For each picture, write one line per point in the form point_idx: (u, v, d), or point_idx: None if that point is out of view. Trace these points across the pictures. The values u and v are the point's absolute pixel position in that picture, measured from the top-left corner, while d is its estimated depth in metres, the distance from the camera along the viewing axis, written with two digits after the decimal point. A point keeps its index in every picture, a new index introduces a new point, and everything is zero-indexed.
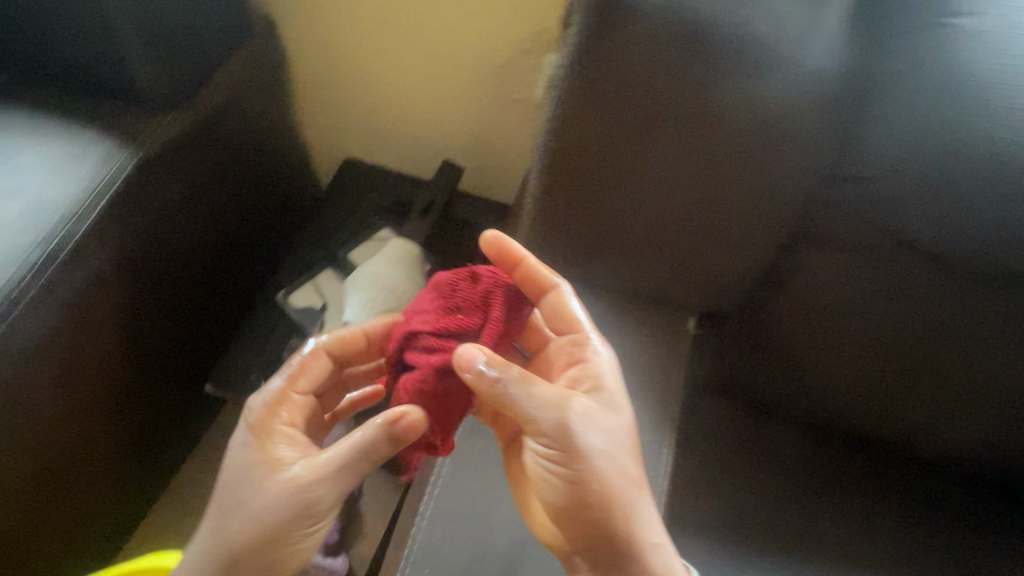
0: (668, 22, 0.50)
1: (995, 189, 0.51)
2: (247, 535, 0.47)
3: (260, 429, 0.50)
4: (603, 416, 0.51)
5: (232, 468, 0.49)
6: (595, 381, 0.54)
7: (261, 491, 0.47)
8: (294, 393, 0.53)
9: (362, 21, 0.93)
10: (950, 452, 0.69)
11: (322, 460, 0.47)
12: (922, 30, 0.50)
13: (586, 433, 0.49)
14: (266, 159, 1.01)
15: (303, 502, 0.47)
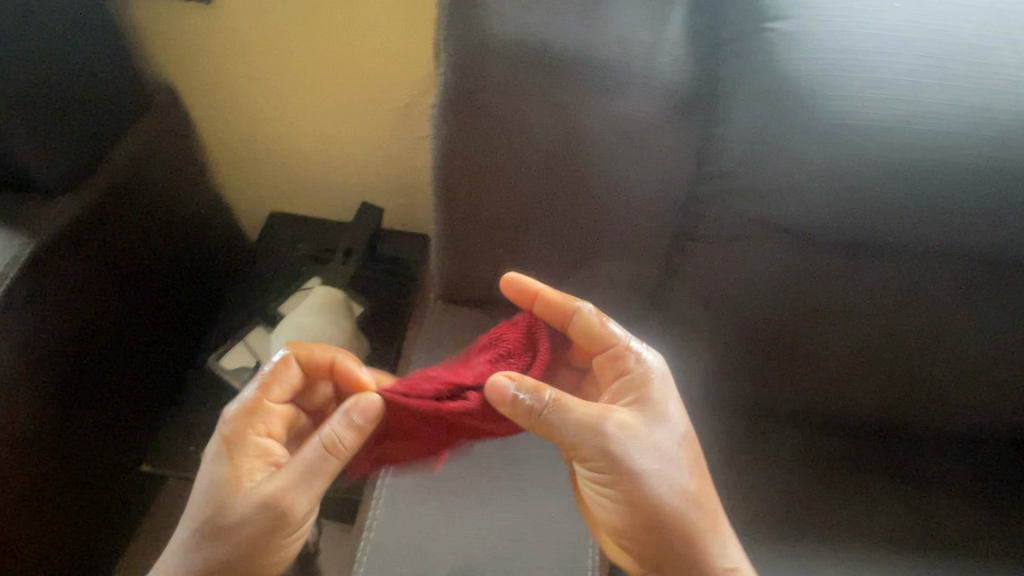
0: (517, 56, 0.53)
1: (848, 174, 0.52)
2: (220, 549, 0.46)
3: (231, 440, 0.48)
4: (648, 431, 0.50)
5: (200, 485, 0.48)
6: (641, 392, 0.52)
7: (232, 503, 0.46)
8: (267, 403, 0.51)
9: (258, 81, 0.94)
10: (861, 414, 0.73)
11: (293, 462, 0.47)
12: (744, 35, 0.53)
13: (634, 452, 0.49)
14: (184, 224, 1.01)
15: (276, 509, 0.46)
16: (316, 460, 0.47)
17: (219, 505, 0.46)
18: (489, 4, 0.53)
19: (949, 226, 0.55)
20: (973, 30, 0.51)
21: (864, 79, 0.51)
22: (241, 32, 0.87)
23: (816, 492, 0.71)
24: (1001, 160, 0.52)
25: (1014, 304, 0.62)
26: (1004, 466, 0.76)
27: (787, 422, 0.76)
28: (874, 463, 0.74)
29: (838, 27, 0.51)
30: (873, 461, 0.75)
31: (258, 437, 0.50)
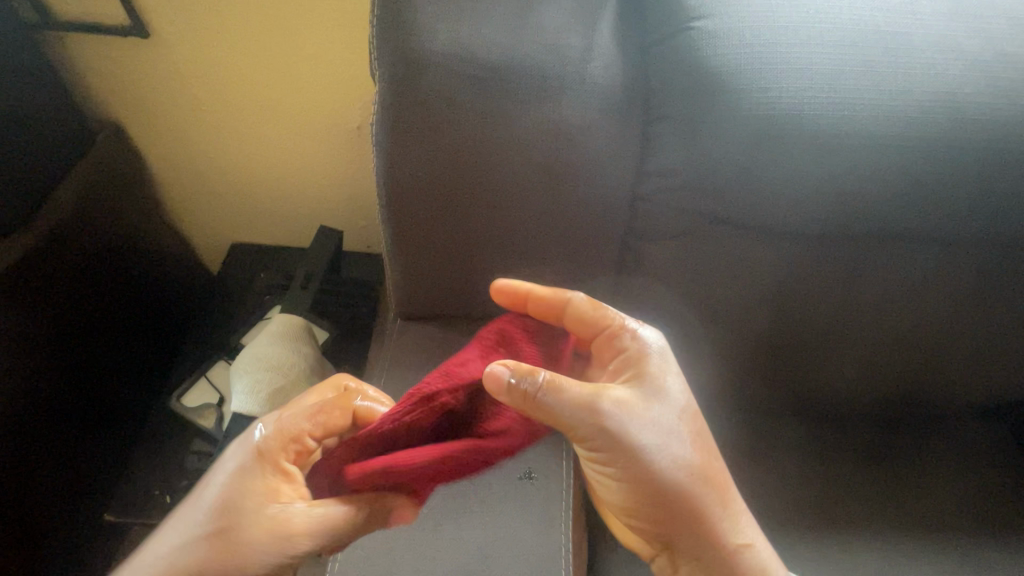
0: (449, 70, 0.54)
1: (777, 164, 0.54)
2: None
3: (268, 458, 0.44)
4: (647, 407, 0.45)
5: (213, 495, 0.42)
6: (639, 368, 0.46)
7: (243, 534, 0.41)
8: (306, 434, 0.47)
9: (203, 112, 0.93)
10: (825, 402, 0.74)
11: (324, 512, 0.43)
12: (672, 35, 0.54)
13: (635, 429, 0.43)
14: (142, 263, 1.00)
15: (286, 555, 0.42)
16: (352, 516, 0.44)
17: (226, 531, 0.41)
18: (417, 22, 0.53)
19: (882, 207, 0.56)
20: (887, 17, 0.53)
21: (787, 71, 0.52)
22: (180, 64, 0.86)
23: (789, 482, 0.71)
24: (926, 140, 0.53)
25: (959, 280, 0.63)
26: (971, 439, 0.76)
27: (757, 416, 0.76)
28: (845, 450, 0.75)
29: (757, 23, 0.52)
30: (845, 447, 0.75)
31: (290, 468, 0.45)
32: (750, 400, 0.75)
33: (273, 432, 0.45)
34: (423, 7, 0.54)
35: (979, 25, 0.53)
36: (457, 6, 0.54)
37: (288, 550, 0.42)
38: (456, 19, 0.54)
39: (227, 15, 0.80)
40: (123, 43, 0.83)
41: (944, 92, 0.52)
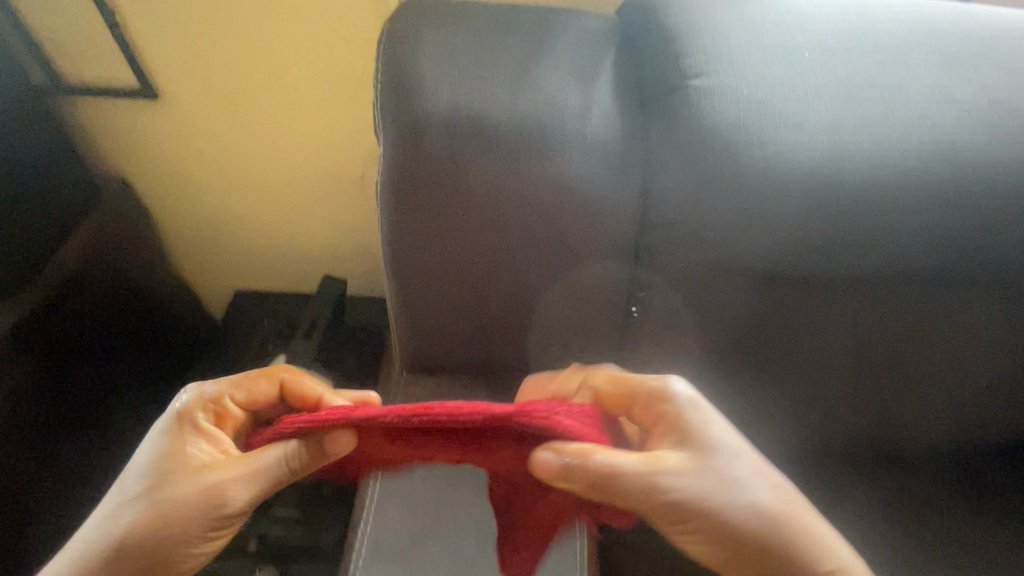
0: (451, 133, 0.55)
1: (778, 215, 0.53)
2: (146, 536, 0.47)
3: (189, 425, 0.49)
4: (709, 467, 0.45)
5: (146, 459, 0.49)
6: (676, 428, 0.47)
7: (173, 488, 0.47)
8: (228, 403, 0.51)
9: (208, 166, 0.94)
10: (845, 440, 0.71)
11: (243, 466, 0.47)
12: (670, 92, 0.55)
13: (710, 495, 0.44)
14: (141, 315, 1.00)
15: (208, 506, 0.46)
16: (271, 467, 0.46)
17: (158, 486, 0.47)
18: (421, 86, 0.55)
19: (884, 252, 0.56)
20: (880, 69, 0.54)
21: (783, 125, 0.53)
22: (186, 122, 0.88)
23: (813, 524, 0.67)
24: (925, 186, 0.53)
25: (970, 323, 0.62)
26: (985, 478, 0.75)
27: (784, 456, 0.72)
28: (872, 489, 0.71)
29: (753, 80, 0.53)
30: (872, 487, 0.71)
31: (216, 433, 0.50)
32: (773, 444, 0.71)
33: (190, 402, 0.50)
34: (427, 72, 0.56)
35: (971, 76, 0.54)
36: (460, 70, 0.56)
37: (210, 502, 0.47)
38: (459, 84, 0.55)
39: (232, 76, 0.82)
40: (133, 104, 0.85)
41: (940, 140, 0.53)
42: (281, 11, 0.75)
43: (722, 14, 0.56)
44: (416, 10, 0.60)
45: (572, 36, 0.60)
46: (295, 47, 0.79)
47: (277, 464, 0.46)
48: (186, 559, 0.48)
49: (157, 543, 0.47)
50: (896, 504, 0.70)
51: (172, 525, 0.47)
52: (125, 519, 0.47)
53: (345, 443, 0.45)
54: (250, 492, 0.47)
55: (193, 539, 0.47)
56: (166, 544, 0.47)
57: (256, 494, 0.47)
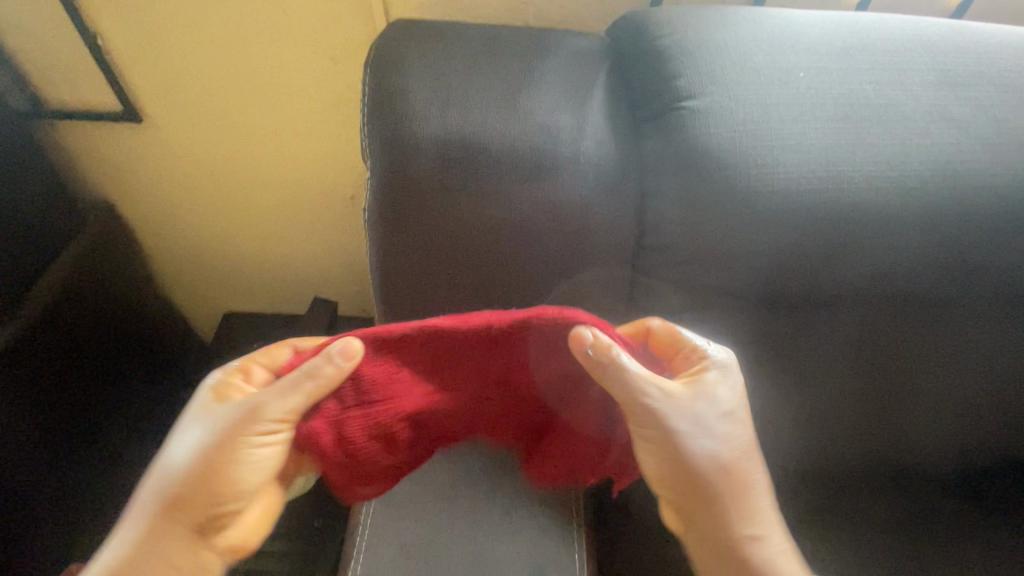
0: (440, 160, 0.53)
1: (777, 238, 0.52)
2: (199, 472, 0.48)
3: (220, 380, 0.52)
4: (693, 400, 0.50)
5: (185, 416, 0.51)
6: (693, 374, 0.51)
7: (214, 424, 0.49)
8: (255, 366, 0.53)
9: (195, 189, 0.93)
10: (865, 459, 0.68)
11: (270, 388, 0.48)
12: (663, 114, 0.54)
13: (672, 419, 0.49)
14: (130, 344, 0.98)
15: (250, 426, 0.48)
16: (293, 379, 0.47)
17: (202, 427, 0.49)
18: (410, 111, 0.54)
19: (884, 274, 0.55)
20: (875, 89, 0.53)
21: (781, 146, 0.51)
22: (171, 144, 0.86)
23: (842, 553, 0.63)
24: (926, 209, 0.52)
25: (970, 342, 0.62)
26: None
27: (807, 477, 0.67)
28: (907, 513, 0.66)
29: (749, 101, 0.52)
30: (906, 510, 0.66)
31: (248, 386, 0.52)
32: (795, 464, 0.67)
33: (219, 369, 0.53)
34: (416, 97, 0.54)
35: (967, 94, 0.54)
36: (449, 94, 0.55)
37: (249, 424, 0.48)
38: (448, 109, 0.54)
39: (218, 99, 0.80)
40: (116, 128, 0.83)
41: (941, 161, 0.52)
42: (264, 34, 0.73)
43: (715, 34, 0.55)
44: (404, 34, 0.59)
45: (562, 57, 0.59)
46: (280, 70, 0.77)
47: (299, 378, 0.46)
48: (241, 491, 0.49)
49: (211, 476, 0.48)
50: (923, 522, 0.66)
51: (218, 456, 0.48)
52: (176, 465, 0.49)
53: (354, 352, 0.46)
54: (282, 406, 0.47)
55: (245, 466, 0.49)
56: (220, 476, 0.48)
57: (289, 408, 0.47)
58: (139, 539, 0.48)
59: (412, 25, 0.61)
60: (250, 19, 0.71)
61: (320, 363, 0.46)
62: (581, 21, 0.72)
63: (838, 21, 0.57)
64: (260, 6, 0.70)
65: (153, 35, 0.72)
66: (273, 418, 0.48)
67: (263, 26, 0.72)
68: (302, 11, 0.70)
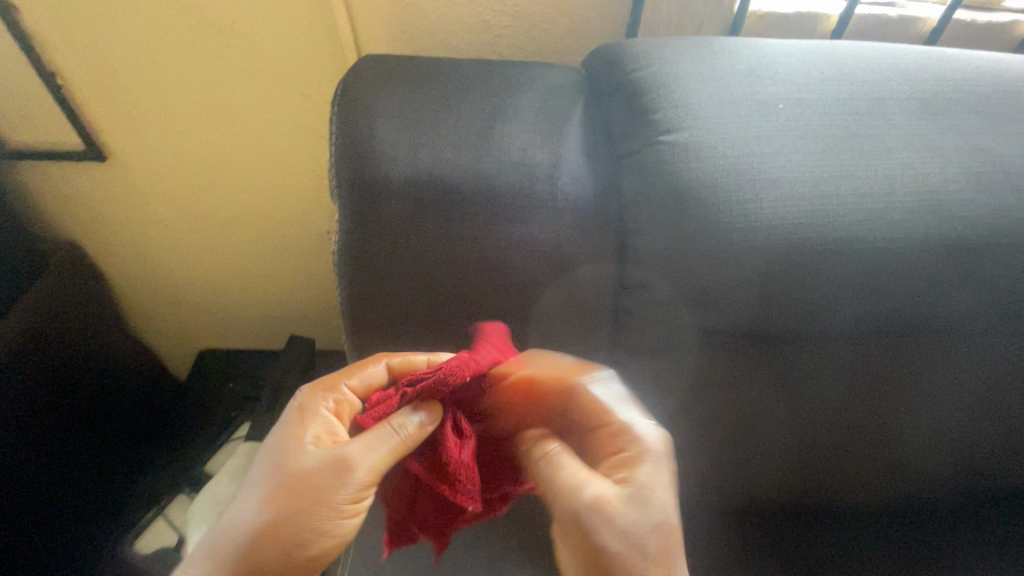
0: (411, 200, 0.52)
1: (763, 276, 0.50)
2: (276, 523, 0.44)
3: (306, 411, 0.49)
4: (626, 508, 0.46)
5: (274, 451, 0.47)
6: (630, 469, 0.48)
7: (301, 471, 0.45)
8: (342, 388, 0.51)
9: (166, 227, 0.90)
10: (851, 492, 0.68)
11: (363, 438, 0.46)
12: (641, 150, 0.53)
13: (598, 532, 0.45)
14: (102, 388, 0.93)
15: (334, 483, 0.45)
16: (383, 435, 0.46)
17: (287, 469, 0.46)
18: (379, 152, 0.52)
19: (878, 309, 0.52)
20: (856, 119, 0.52)
21: (762, 180, 0.49)
22: (139, 182, 0.83)
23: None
24: (913, 242, 0.50)
25: (970, 374, 0.59)
26: (992, 524, 0.71)
27: (784, 509, 0.70)
28: (880, 541, 0.69)
29: (728, 134, 0.51)
30: (878, 538, 0.69)
31: (332, 418, 0.50)
32: (778, 497, 0.69)
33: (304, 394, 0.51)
34: (385, 136, 0.52)
35: (949, 123, 0.53)
36: (419, 133, 0.53)
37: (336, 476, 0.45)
38: (418, 149, 0.52)
39: (187, 137, 0.78)
40: (79, 166, 0.80)
41: (926, 192, 0.50)
42: (232, 70, 0.71)
43: (692, 67, 0.54)
44: (374, 70, 0.58)
45: (536, 91, 0.58)
46: (251, 105, 0.75)
47: (389, 433, 0.45)
48: (315, 558, 0.45)
49: (288, 531, 0.44)
50: (899, 554, 0.68)
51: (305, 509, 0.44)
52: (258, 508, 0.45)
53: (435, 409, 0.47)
54: (369, 462, 0.45)
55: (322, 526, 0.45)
56: (299, 533, 0.44)
57: (376, 467, 0.45)
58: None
59: (382, 61, 0.59)
60: (216, 56, 0.69)
61: (407, 421, 0.46)
62: (557, 53, 0.71)
63: (816, 50, 0.56)
64: (226, 42, 0.68)
65: (116, 72, 0.70)
66: (355, 478, 0.45)
67: (230, 63, 0.70)
68: (271, 48, 0.69)
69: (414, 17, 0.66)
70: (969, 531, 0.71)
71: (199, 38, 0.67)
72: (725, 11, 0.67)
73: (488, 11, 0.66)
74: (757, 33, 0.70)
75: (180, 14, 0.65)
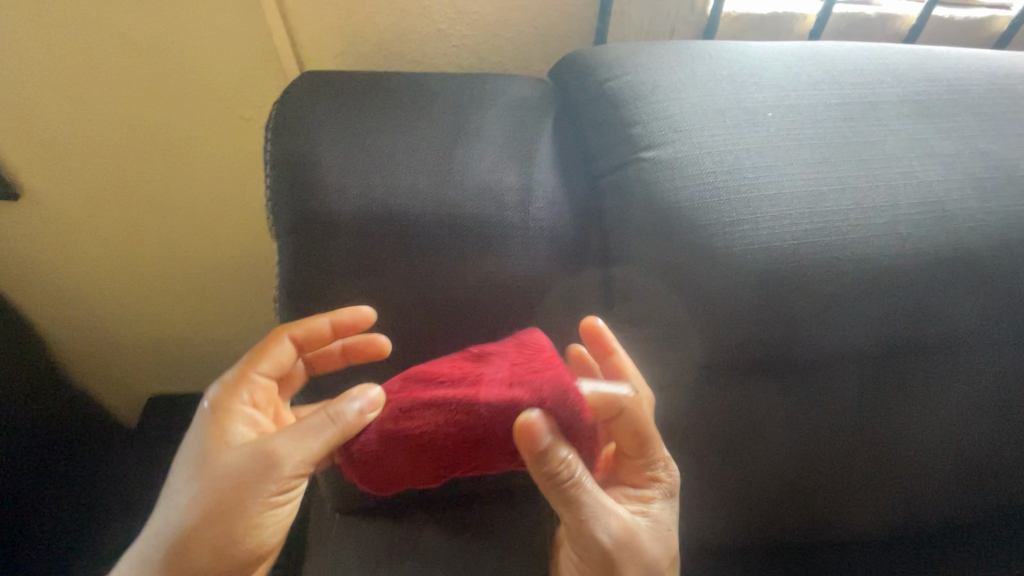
0: (364, 237, 0.45)
1: (763, 303, 0.45)
2: (214, 527, 0.40)
3: (217, 406, 0.44)
4: (648, 538, 0.46)
5: (186, 444, 0.43)
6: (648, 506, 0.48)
7: (212, 474, 0.40)
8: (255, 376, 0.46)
9: (100, 269, 0.81)
10: (874, 526, 0.61)
11: (294, 430, 0.41)
12: (620, 168, 0.47)
13: (624, 556, 0.44)
14: (43, 458, 0.83)
15: (258, 482, 0.40)
16: (313, 426, 0.41)
17: (198, 472, 0.41)
18: (323, 182, 0.45)
19: (888, 329, 0.48)
20: (851, 125, 0.48)
21: (757, 198, 0.44)
22: (63, 223, 0.74)
23: None
24: (925, 257, 0.46)
25: (988, 392, 0.54)
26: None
27: (800, 546, 0.64)
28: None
29: (716, 147, 0.46)
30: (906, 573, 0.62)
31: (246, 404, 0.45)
32: (793, 538, 0.62)
33: (215, 395, 0.44)
34: (330, 166, 0.46)
35: (948, 125, 0.49)
36: (370, 159, 0.46)
37: (264, 471, 0.40)
38: (372, 178, 0.46)
39: (115, 170, 0.69)
40: None
41: (931, 202, 0.46)
42: (159, 92, 0.63)
43: (671, 75, 0.49)
44: (318, 90, 0.51)
45: (501, 106, 0.52)
46: (186, 131, 0.67)
47: (323, 423, 0.41)
48: (255, 546, 0.42)
49: (223, 528, 0.40)
50: None
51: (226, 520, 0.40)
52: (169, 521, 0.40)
53: (364, 317, 0.46)
54: (300, 457, 0.41)
55: (254, 531, 0.41)
56: (221, 545, 0.40)
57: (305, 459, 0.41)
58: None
59: (326, 78, 0.53)
60: (138, 77, 0.61)
61: (342, 405, 0.42)
62: (522, 62, 0.66)
63: (800, 52, 0.52)
64: (148, 60, 0.60)
65: (24, 102, 0.61)
66: (287, 472, 0.41)
67: (156, 84, 0.62)
68: (201, 66, 0.61)
69: (362, 28, 0.60)
70: (1000, 554, 0.64)
71: (117, 58, 0.59)
72: (698, 14, 0.62)
73: (444, 20, 0.60)
74: (732, 36, 0.66)
75: (92, 32, 0.57)
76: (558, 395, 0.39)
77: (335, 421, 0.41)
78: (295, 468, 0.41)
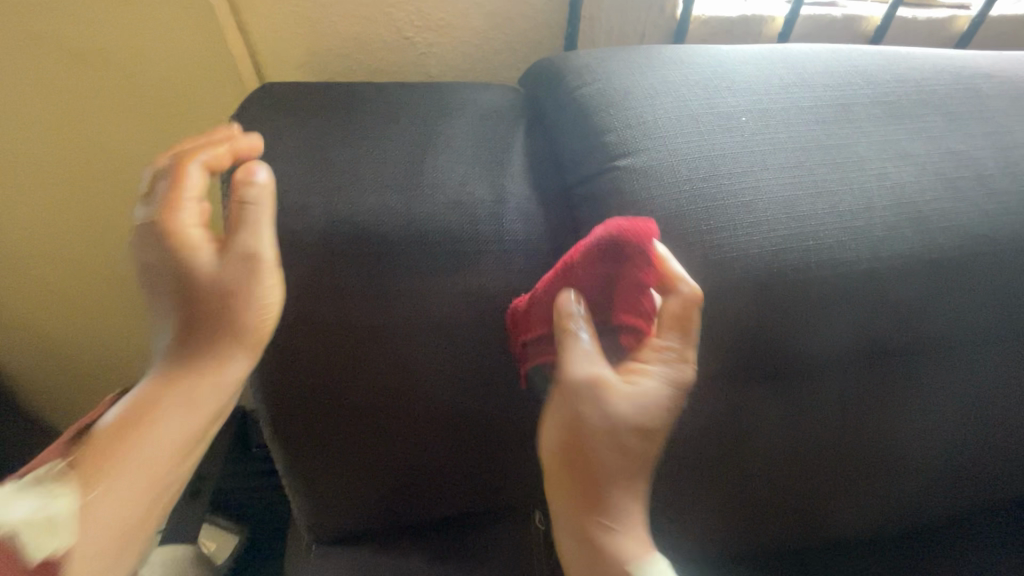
0: (329, 257, 0.43)
1: (740, 312, 0.44)
2: (218, 325, 0.41)
3: (151, 240, 0.40)
4: (631, 401, 0.41)
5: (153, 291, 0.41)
6: (646, 389, 0.42)
7: (192, 282, 0.40)
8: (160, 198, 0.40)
9: (57, 292, 0.77)
10: (859, 526, 0.61)
11: (238, 218, 0.40)
12: (595, 176, 0.46)
13: (597, 405, 0.41)
14: None
15: (245, 273, 0.40)
16: (249, 206, 0.39)
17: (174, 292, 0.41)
18: (285, 201, 0.43)
19: (867, 331, 0.48)
20: (823, 129, 0.48)
21: (733, 204, 0.44)
22: (12, 246, 0.70)
23: None
24: (901, 259, 0.45)
25: (967, 388, 0.54)
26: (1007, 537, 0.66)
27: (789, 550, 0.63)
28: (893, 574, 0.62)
29: (691, 153, 0.45)
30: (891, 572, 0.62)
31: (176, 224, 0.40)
32: (781, 542, 0.61)
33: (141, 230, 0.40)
34: (291, 182, 0.44)
35: (918, 127, 0.49)
36: (333, 173, 0.44)
37: (251, 271, 0.40)
38: (336, 195, 0.44)
39: (67, 189, 0.66)
40: None
41: (905, 204, 0.46)
42: (109, 105, 0.59)
43: (642, 79, 0.48)
44: (279, 102, 0.49)
45: (470, 115, 0.51)
46: (142, 147, 0.64)
47: (254, 195, 0.39)
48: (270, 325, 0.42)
49: (229, 321, 0.41)
50: None
51: (232, 328, 0.41)
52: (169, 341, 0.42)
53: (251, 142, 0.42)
54: (265, 236, 0.40)
55: (266, 316, 0.41)
56: (240, 331, 0.41)
57: (269, 233, 0.40)
58: (178, 436, 0.40)
59: (287, 91, 0.51)
60: (87, 90, 0.58)
61: (249, 179, 0.39)
62: (492, 69, 0.64)
63: (771, 56, 0.52)
64: (94, 72, 0.57)
65: None
66: (268, 255, 0.40)
67: (105, 97, 0.59)
68: (152, 78, 0.58)
69: (324, 37, 0.58)
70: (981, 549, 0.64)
71: (59, 70, 0.56)
72: (668, 18, 0.62)
73: (410, 28, 0.58)
74: (703, 39, 0.66)
75: (36, 48, 0.54)
76: (616, 253, 0.42)
77: (264, 190, 0.40)
78: (273, 254, 0.41)
